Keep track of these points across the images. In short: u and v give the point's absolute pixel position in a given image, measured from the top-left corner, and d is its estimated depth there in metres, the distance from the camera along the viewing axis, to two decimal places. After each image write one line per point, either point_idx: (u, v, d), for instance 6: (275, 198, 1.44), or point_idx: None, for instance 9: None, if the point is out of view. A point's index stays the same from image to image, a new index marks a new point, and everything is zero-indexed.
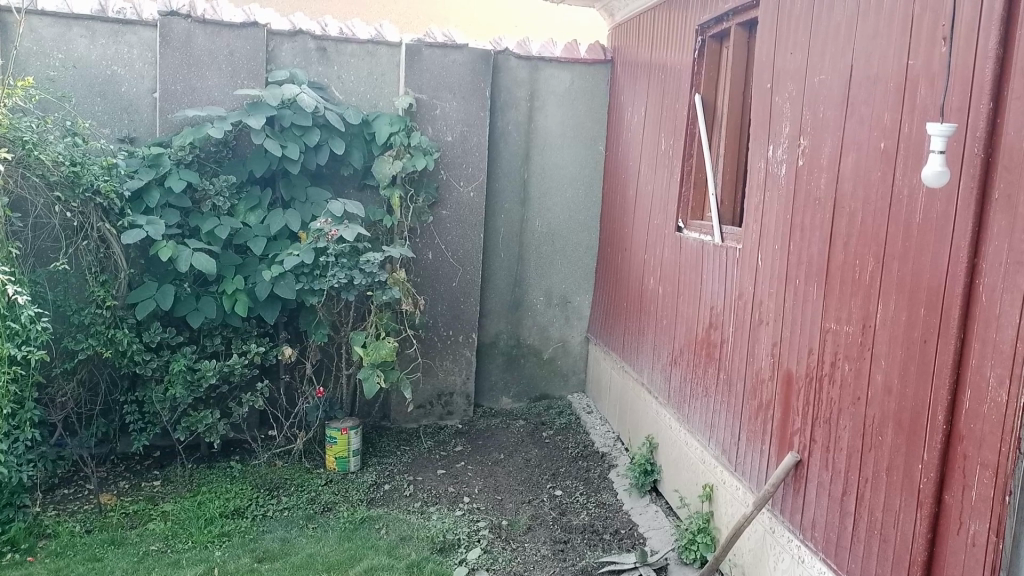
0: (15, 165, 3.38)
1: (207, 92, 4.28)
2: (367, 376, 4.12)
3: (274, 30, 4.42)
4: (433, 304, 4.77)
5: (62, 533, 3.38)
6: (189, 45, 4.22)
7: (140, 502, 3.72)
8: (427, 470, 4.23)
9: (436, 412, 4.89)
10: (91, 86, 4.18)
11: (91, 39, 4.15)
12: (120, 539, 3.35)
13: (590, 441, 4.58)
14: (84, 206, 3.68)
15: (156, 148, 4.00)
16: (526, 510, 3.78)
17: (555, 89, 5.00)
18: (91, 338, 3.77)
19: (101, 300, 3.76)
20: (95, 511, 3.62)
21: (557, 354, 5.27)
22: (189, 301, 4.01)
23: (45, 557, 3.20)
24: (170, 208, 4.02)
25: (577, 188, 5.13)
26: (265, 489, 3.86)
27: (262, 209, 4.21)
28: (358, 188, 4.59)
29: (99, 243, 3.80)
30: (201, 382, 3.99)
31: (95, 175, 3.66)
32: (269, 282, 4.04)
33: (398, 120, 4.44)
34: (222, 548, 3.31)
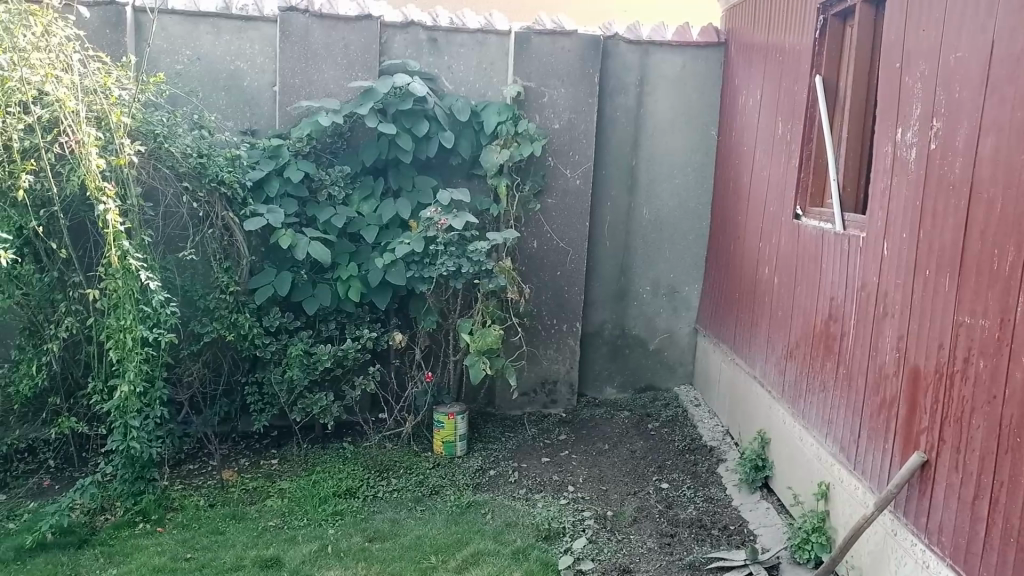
0: (149, 157, 3.71)
1: (323, 85, 4.40)
2: (473, 362, 4.16)
3: (387, 22, 4.50)
4: (538, 292, 4.77)
5: (189, 506, 3.57)
6: (307, 39, 4.36)
7: (259, 479, 3.89)
8: (531, 458, 4.24)
9: (540, 400, 4.88)
10: (216, 81, 4.37)
11: (216, 35, 4.35)
12: (241, 514, 3.51)
13: (697, 435, 4.49)
14: (210, 196, 3.90)
15: (276, 140, 4.16)
16: (632, 502, 3.74)
17: (666, 73, 4.90)
18: (215, 321, 3.96)
19: (225, 285, 3.95)
20: (217, 486, 3.81)
21: (663, 345, 5.16)
22: (306, 287, 4.15)
23: (173, 528, 3.40)
24: (289, 198, 4.16)
25: (688, 175, 5.01)
26: (375, 471, 3.96)
27: (375, 198, 4.30)
28: (466, 177, 4.62)
29: (223, 231, 4.00)
30: (317, 365, 4.12)
31: (220, 167, 3.87)
32: (381, 269, 4.14)
33: (506, 109, 4.45)
34: (335, 526, 3.42)
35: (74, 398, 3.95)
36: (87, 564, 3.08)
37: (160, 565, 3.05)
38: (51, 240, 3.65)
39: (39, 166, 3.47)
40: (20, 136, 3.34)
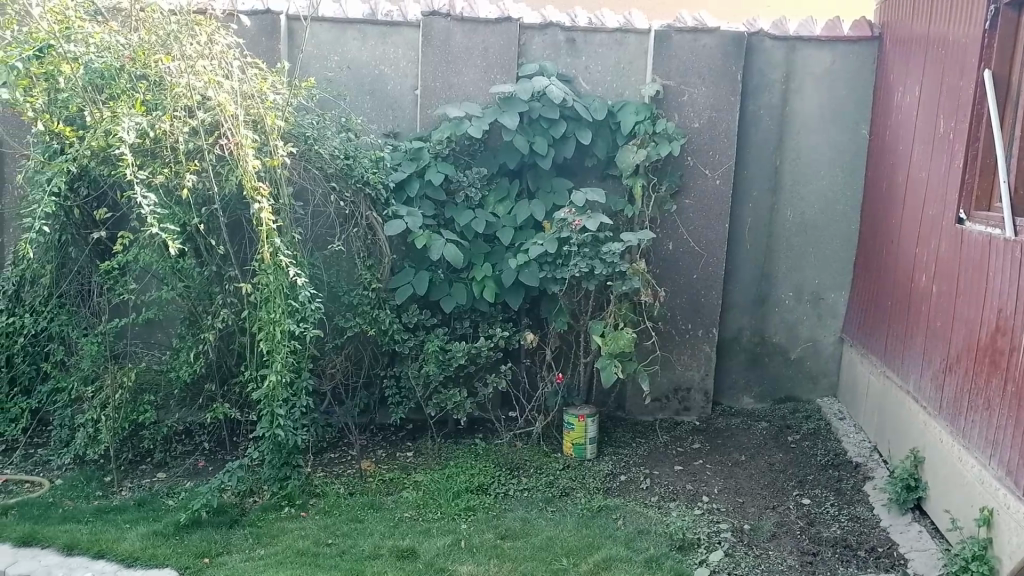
0: (300, 158, 3.93)
1: (463, 87, 4.48)
2: (604, 365, 4.09)
3: (526, 24, 4.52)
4: (673, 296, 4.67)
5: (330, 494, 3.71)
6: (448, 43, 4.45)
7: (395, 471, 4.00)
8: (664, 465, 4.15)
9: (672, 407, 4.77)
10: (362, 86, 4.54)
11: (363, 41, 4.51)
12: (379, 504, 3.62)
13: (842, 450, 4.27)
14: (355, 196, 4.06)
15: (418, 142, 4.27)
16: (771, 516, 3.59)
17: (814, 70, 4.69)
18: (358, 316, 4.11)
19: (368, 282, 4.10)
20: (357, 476, 3.95)
21: (806, 354, 4.94)
22: (443, 286, 4.24)
23: (316, 514, 3.55)
24: (428, 199, 4.27)
25: (836, 177, 4.78)
26: (506, 469, 3.99)
27: (510, 199, 4.33)
28: (601, 178, 4.57)
29: (367, 231, 4.14)
30: (452, 362, 4.20)
31: (365, 168, 4.04)
32: (515, 270, 4.16)
33: (644, 109, 4.37)
34: (468, 521, 3.46)
35: (228, 385, 4.19)
36: (237, 543, 3.26)
37: (304, 549, 3.19)
38: (211, 236, 3.88)
39: (202, 166, 3.70)
40: (185, 137, 3.57)
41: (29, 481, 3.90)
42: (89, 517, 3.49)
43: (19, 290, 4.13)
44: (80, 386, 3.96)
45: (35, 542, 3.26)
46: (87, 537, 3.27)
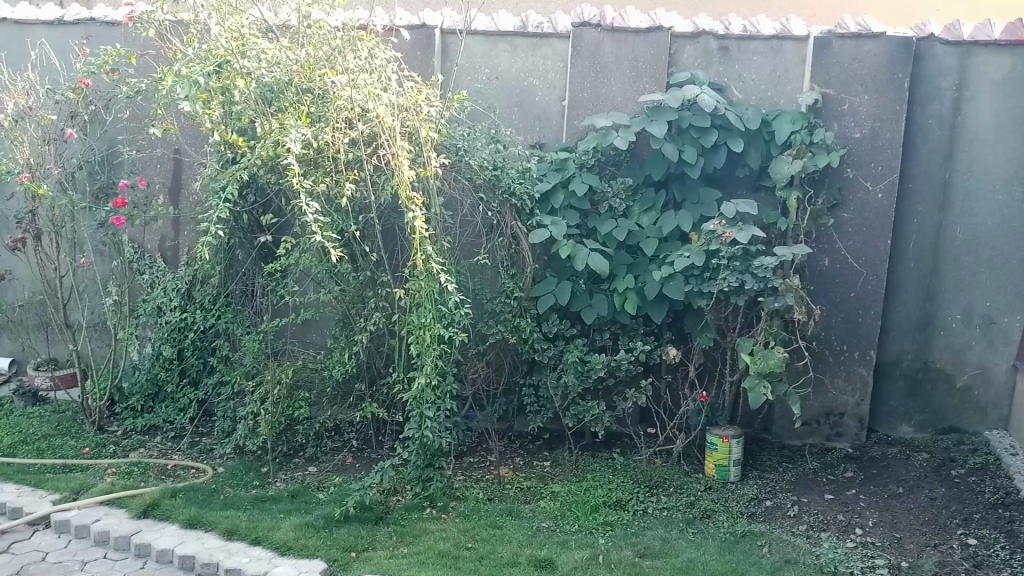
0: (451, 168, 4.04)
1: (611, 98, 4.45)
2: (752, 385, 3.94)
3: (678, 33, 4.45)
4: (826, 315, 4.45)
5: (470, 498, 3.76)
6: (597, 53, 4.44)
7: (533, 480, 4.01)
8: (813, 493, 3.96)
9: (822, 432, 4.54)
10: (511, 97, 4.60)
11: (514, 53, 4.59)
12: (517, 512, 3.64)
13: (1014, 488, 3.92)
14: (502, 206, 4.12)
15: (563, 153, 4.28)
16: (932, 555, 3.35)
17: (991, 76, 4.36)
18: (500, 324, 4.19)
19: (510, 291, 4.16)
20: (495, 482, 3.99)
21: (974, 382, 4.58)
22: (584, 297, 4.21)
23: (456, 517, 3.61)
24: (572, 210, 4.26)
25: (1014, 191, 4.41)
26: (645, 486, 3.92)
27: (656, 210, 4.24)
28: (752, 189, 4.39)
29: (511, 240, 4.19)
30: (591, 373, 4.17)
31: (513, 179, 4.09)
32: (659, 282, 4.08)
33: (801, 118, 4.20)
34: (606, 537, 3.42)
35: (376, 385, 4.33)
36: (382, 540, 3.37)
37: (445, 551, 3.25)
38: (365, 243, 4.04)
39: (360, 175, 3.86)
40: (346, 148, 3.76)
41: (195, 467, 4.18)
42: (248, 504, 3.70)
43: (191, 289, 4.52)
44: (242, 380, 4.26)
45: (200, 525, 3.49)
46: (245, 523, 3.47)
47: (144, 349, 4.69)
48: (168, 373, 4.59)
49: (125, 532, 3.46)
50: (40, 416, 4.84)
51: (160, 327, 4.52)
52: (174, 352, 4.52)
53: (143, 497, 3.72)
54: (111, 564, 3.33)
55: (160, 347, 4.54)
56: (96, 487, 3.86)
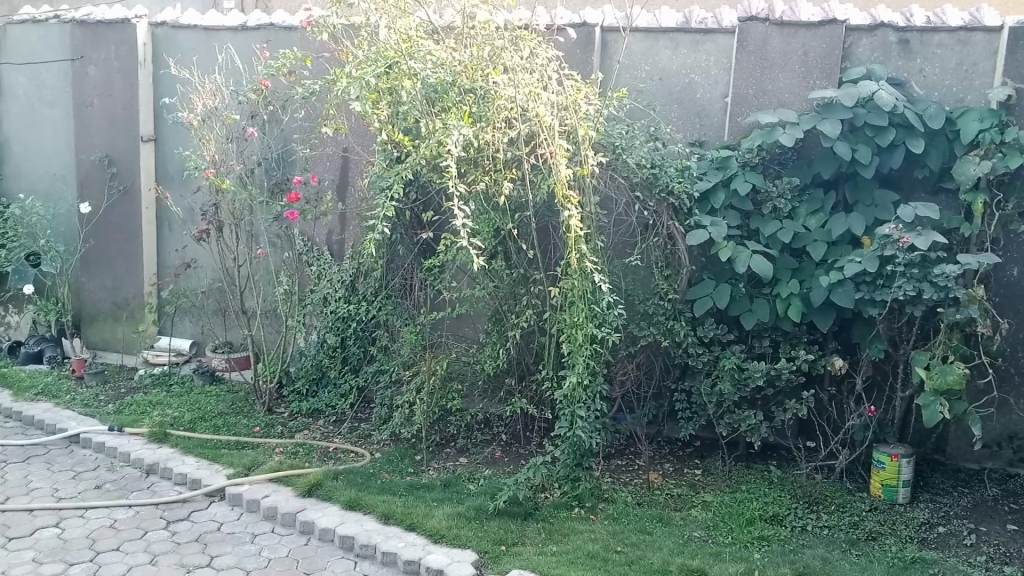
0: (608, 166, 4.00)
1: (778, 94, 4.27)
2: (927, 402, 3.68)
3: (853, 26, 4.20)
4: (1013, 330, 4.09)
5: (619, 501, 3.72)
6: (764, 48, 4.27)
7: (684, 488, 3.92)
8: (993, 522, 3.64)
9: (1004, 456, 4.17)
10: (671, 94, 4.51)
11: (675, 49, 4.49)
12: (668, 519, 3.56)
13: None
14: (659, 205, 4.06)
15: (725, 151, 4.13)
16: None
17: None
18: (653, 326, 4.10)
19: (664, 292, 4.08)
20: (645, 487, 3.93)
21: None
22: (743, 302, 4.06)
23: (605, 519, 3.58)
24: (733, 210, 4.10)
25: None
26: (804, 502, 3.73)
27: (824, 212, 4.02)
28: (931, 192, 4.09)
29: (667, 240, 4.12)
30: (749, 382, 4.02)
31: (671, 177, 4.02)
32: (826, 288, 3.87)
33: (991, 116, 3.86)
34: (762, 552, 3.30)
35: (525, 381, 4.35)
36: (531, 536, 3.39)
37: (594, 552, 3.23)
38: (522, 240, 4.08)
39: (518, 173, 3.90)
40: (505, 147, 3.80)
41: (353, 451, 4.38)
42: (403, 491, 3.82)
43: (355, 281, 4.74)
44: (400, 370, 4.41)
45: (358, 508, 3.64)
46: (401, 509, 3.58)
47: (310, 336, 4.96)
48: (331, 359, 4.85)
49: (292, 508, 3.66)
50: (217, 395, 5.22)
51: (326, 316, 4.79)
52: (337, 340, 4.77)
53: (308, 476, 3.92)
54: (278, 538, 3.54)
55: (325, 335, 4.81)
56: (266, 465, 4.10)
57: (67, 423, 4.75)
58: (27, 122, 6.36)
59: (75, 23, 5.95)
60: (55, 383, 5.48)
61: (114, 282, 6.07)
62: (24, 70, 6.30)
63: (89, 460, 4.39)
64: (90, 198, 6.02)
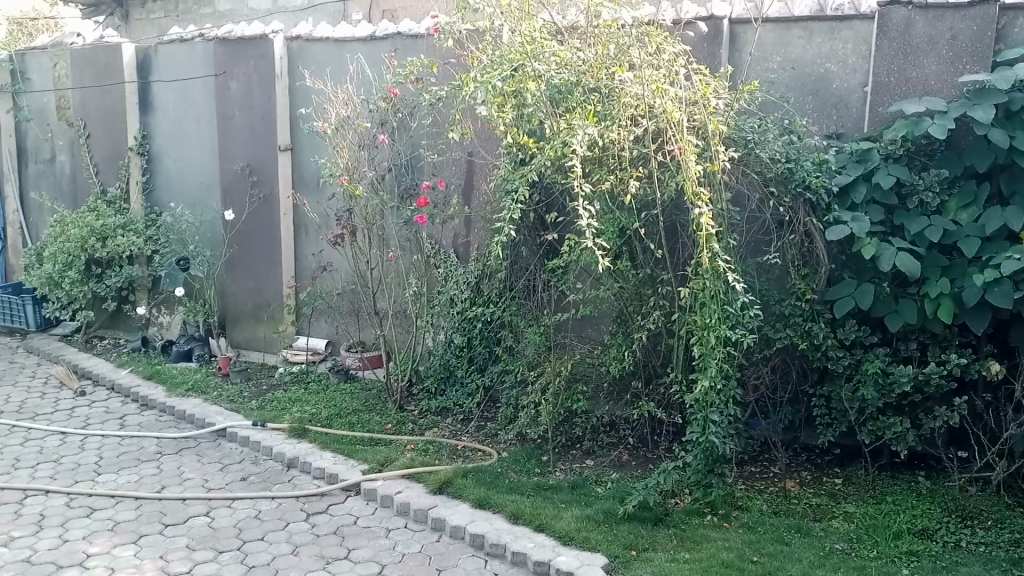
0: (739, 162, 3.88)
1: (923, 81, 4.02)
2: None
3: (1008, 4, 3.89)
4: None
5: (754, 509, 3.60)
6: (907, 33, 4.03)
7: (823, 497, 3.76)
8: None
9: None
10: (805, 85, 4.32)
11: (809, 39, 4.30)
12: (807, 529, 3.41)
13: None
14: (795, 201, 3.89)
15: (866, 143, 3.92)
16: None
17: None
18: (790, 328, 3.94)
19: (801, 292, 3.92)
20: (781, 495, 3.79)
21: None
22: (888, 302, 3.84)
23: (739, 527, 3.47)
24: (876, 205, 3.89)
25: None
26: (956, 516, 3.50)
27: (977, 206, 3.75)
28: None
29: (804, 238, 3.94)
30: (894, 388, 3.80)
31: (807, 172, 3.84)
32: (980, 287, 3.61)
33: None
34: (911, 568, 3.11)
35: (653, 384, 4.26)
36: (662, 542, 3.33)
37: (728, 561, 3.14)
38: (649, 239, 4.00)
39: (645, 172, 3.82)
40: (631, 145, 3.75)
41: (481, 450, 4.43)
42: (531, 491, 3.83)
43: (480, 282, 4.79)
44: (525, 370, 4.42)
45: (488, 506, 3.68)
46: (530, 509, 3.59)
47: (438, 336, 5.06)
48: (459, 359, 4.91)
49: (424, 505, 3.74)
50: (350, 392, 5.41)
51: (453, 317, 4.86)
52: (464, 341, 4.85)
53: (438, 474, 3.99)
54: (411, 534, 3.62)
55: (453, 336, 4.90)
56: (398, 461, 4.21)
57: (214, 418, 5.04)
58: (176, 136, 6.79)
59: (218, 40, 6.31)
60: (204, 380, 5.83)
61: (256, 284, 6.40)
62: (172, 87, 6.73)
63: (235, 453, 4.64)
64: (234, 206, 6.37)
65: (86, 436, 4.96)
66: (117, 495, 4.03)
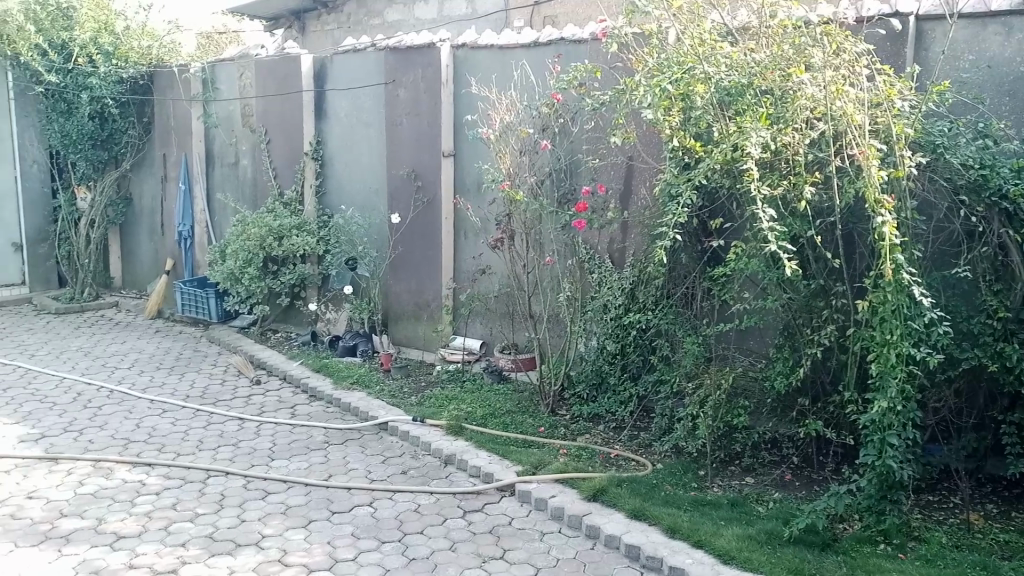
0: (925, 169, 3.67)
1: None
2: None
3: None
4: None
5: (933, 541, 3.35)
6: None
7: (1012, 534, 3.45)
8: None
9: None
10: (1001, 86, 3.98)
11: (1007, 35, 3.95)
12: (994, 567, 3.14)
13: None
14: (988, 211, 3.59)
15: None
16: None
17: None
18: (978, 348, 3.61)
19: (993, 309, 3.59)
20: (963, 528, 3.51)
21: None
22: None
23: (915, 559, 3.23)
24: None
25: None
26: None
27: None
28: None
29: (997, 251, 3.62)
30: None
31: (1005, 178, 3.53)
32: None
33: None
34: None
35: (820, 402, 4.07)
36: (831, 568, 3.15)
37: None
38: (821, 248, 3.81)
39: (821, 177, 3.67)
40: (806, 149, 3.61)
41: (635, 459, 4.37)
42: (688, 506, 3.73)
43: (635, 289, 4.70)
44: (683, 381, 4.31)
45: (644, 518, 3.62)
46: (687, 524, 3.50)
47: (590, 341, 5.02)
48: (612, 366, 4.87)
49: (578, 511, 3.72)
50: (504, 394, 5.48)
51: (606, 323, 4.81)
52: (617, 348, 4.79)
53: (593, 481, 3.96)
54: (565, 539, 3.62)
55: (605, 342, 4.84)
56: (552, 465, 4.21)
57: (376, 412, 5.25)
58: (347, 141, 7.14)
59: (388, 50, 6.59)
60: (367, 374, 6.10)
61: (417, 285, 6.63)
62: (345, 95, 7.09)
63: (396, 447, 4.82)
64: (399, 210, 6.64)
65: (260, 423, 5.30)
66: (289, 481, 4.27)
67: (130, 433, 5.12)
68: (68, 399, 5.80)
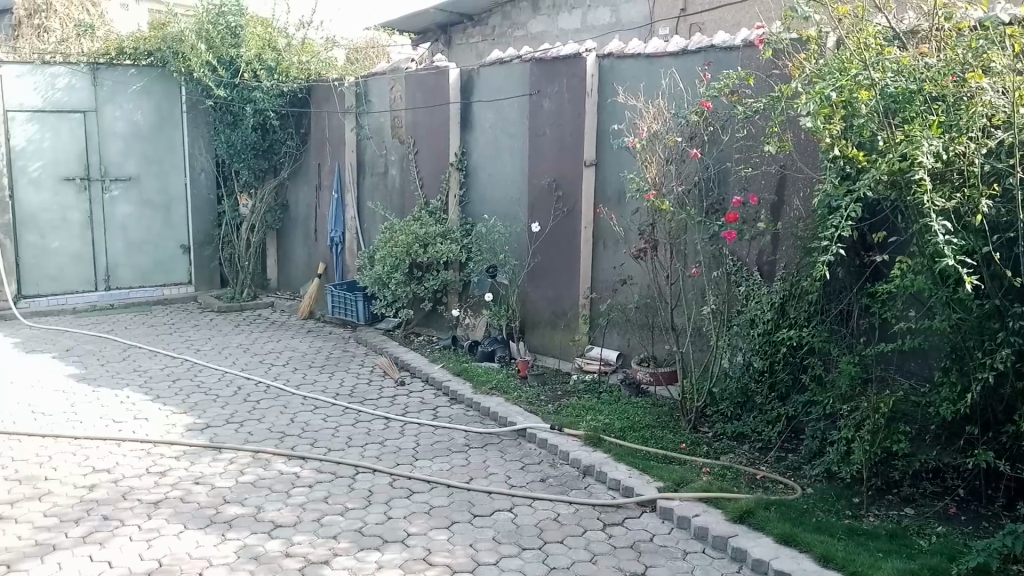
0: None
1: None
2: None
3: None
4: None
5: None
6: None
7: None
8: None
9: None
10: None
11: None
12: None
13: None
14: None
15: None
16: None
17: None
18: None
19: None
20: None
21: None
22: None
23: None
24: None
25: None
26: None
27: None
28: None
29: None
30: None
31: None
32: None
33: None
34: None
35: (992, 432, 3.74)
36: None
37: None
38: (998, 266, 3.53)
39: (999, 190, 3.43)
40: (983, 160, 3.36)
41: (783, 482, 4.20)
42: (842, 534, 3.55)
43: (785, 304, 4.52)
44: (837, 403, 4.10)
45: (794, 543, 3.47)
46: (842, 553, 3.33)
47: (734, 357, 4.81)
48: (759, 384, 4.67)
49: (724, 532, 3.62)
50: (644, 407, 5.41)
51: (753, 338, 4.64)
52: (765, 365, 4.58)
53: (739, 502, 3.84)
54: (710, 560, 3.53)
55: (752, 359, 4.66)
56: (694, 483, 4.11)
57: (515, 418, 5.30)
58: (490, 151, 7.27)
59: (534, 61, 6.68)
60: (506, 380, 6.18)
61: (555, 294, 6.66)
62: (490, 106, 7.23)
63: (535, 454, 4.85)
64: (540, 219, 6.71)
65: (405, 423, 5.48)
66: (432, 482, 4.38)
67: (285, 426, 5.41)
68: (230, 393, 6.20)
